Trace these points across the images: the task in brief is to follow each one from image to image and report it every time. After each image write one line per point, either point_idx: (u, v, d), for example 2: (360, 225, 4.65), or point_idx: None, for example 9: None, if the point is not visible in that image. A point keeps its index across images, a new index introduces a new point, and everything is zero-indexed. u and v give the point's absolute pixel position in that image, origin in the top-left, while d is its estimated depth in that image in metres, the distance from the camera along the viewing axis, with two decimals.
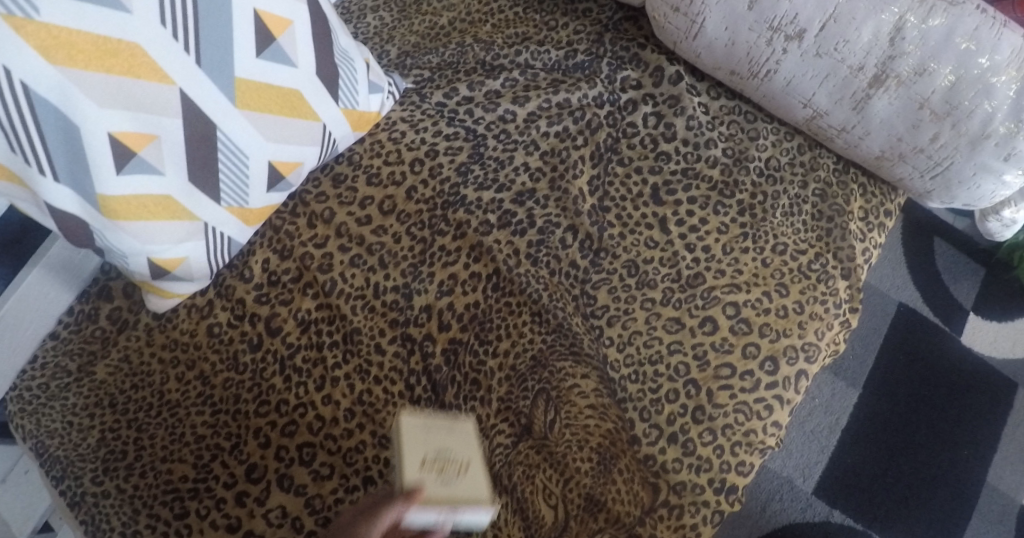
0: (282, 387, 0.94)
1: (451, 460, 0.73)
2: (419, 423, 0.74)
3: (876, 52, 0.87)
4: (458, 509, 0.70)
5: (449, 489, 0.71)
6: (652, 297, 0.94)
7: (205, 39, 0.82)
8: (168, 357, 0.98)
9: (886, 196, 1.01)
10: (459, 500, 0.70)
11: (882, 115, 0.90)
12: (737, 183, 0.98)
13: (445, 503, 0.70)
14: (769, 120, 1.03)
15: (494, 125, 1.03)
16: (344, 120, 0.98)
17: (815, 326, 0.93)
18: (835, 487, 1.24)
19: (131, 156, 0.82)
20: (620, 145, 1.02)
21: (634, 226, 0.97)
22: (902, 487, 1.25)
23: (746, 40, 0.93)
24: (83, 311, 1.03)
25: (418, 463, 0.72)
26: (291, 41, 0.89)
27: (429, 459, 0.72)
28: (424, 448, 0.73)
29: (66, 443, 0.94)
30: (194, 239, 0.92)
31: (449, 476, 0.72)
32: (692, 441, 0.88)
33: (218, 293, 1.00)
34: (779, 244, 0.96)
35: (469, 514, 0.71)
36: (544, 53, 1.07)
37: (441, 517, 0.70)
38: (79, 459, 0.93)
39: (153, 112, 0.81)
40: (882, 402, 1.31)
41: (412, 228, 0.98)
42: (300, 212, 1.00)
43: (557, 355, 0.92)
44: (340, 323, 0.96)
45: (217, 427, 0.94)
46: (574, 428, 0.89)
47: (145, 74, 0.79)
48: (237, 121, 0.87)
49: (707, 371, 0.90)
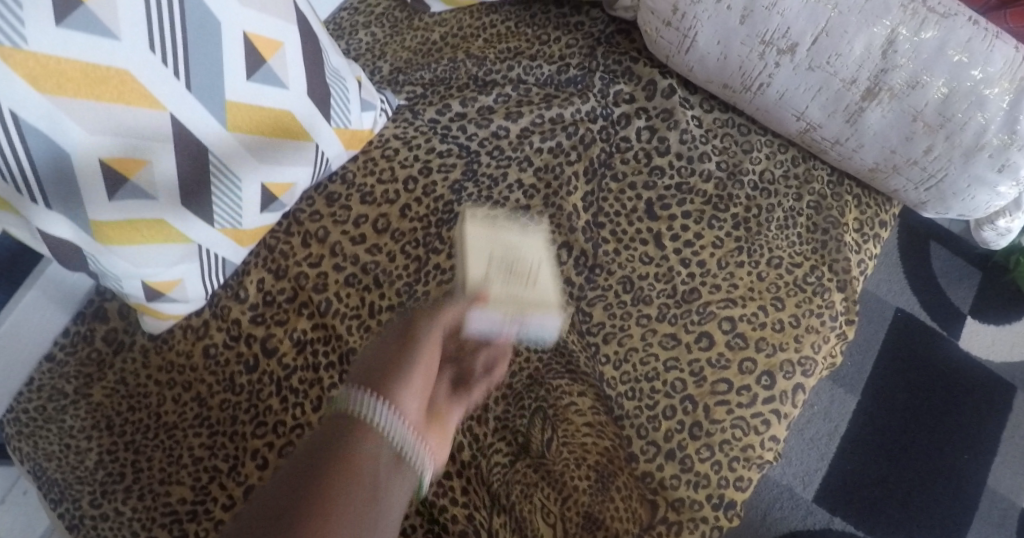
0: (279, 408, 0.94)
1: (518, 261, 0.82)
2: (484, 225, 0.84)
3: (869, 65, 0.87)
4: (526, 315, 0.80)
5: (518, 294, 0.81)
6: (647, 313, 0.94)
7: (194, 63, 0.81)
8: (164, 379, 0.98)
9: (881, 207, 1.01)
10: (527, 306, 0.81)
11: (876, 127, 0.90)
12: (731, 197, 0.98)
13: (513, 312, 0.80)
14: (763, 133, 1.03)
15: (487, 142, 1.03)
16: (336, 139, 0.98)
17: (811, 339, 0.92)
18: (836, 495, 1.24)
19: (123, 182, 0.82)
20: (614, 160, 1.01)
21: (629, 241, 0.97)
22: (902, 493, 1.25)
23: (738, 54, 0.93)
24: (79, 333, 1.02)
25: (488, 266, 0.81)
26: (282, 63, 0.88)
27: (498, 262, 0.82)
28: (493, 248, 0.83)
29: (64, 466, 0.95)
30: (189, 261, 0.92)
31: (519, 280, 0.81)
32: (689, 457, 0.88)
33: (213, 314, 0.99)
34: (774, 259, 0.96)
35: (537, 319, 0.81)
36: (536, 68, 1.07)
37: (508, 323, 0.80)
38: (77, 482, 0.94)
39: (144, 137, 0.81)
40: (881, 408, 1.30)
41: (406, 246, 0.98)
42: (294, 231, 1.00)
43: (554, 374, 0.92)
44: (336, 343, 0.96)
45: (214, 449, 0.94)
46: (572, 446, 0.89)
47: (136, 100, 0.79)
48: (228, 144, 0.87)
49: (703, 387, 0.90)
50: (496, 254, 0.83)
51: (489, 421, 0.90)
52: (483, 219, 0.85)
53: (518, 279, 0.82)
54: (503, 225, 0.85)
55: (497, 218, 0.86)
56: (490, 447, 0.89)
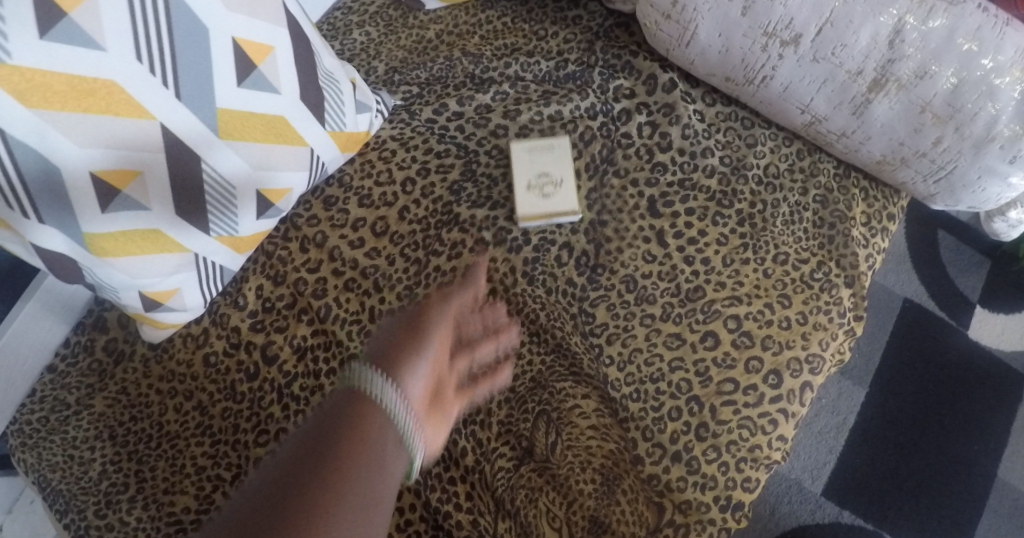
0: (281, 415, 0.93)
1: (548, 177, 0.96)
2: (525, 149, 0.98)
3: (876, 56, 0.84)
4: (553, 219, 0.95)
5: (546, 204, 0.95)
6: (651, 313, 0.92)
7: (183, 71, 0.80)
8: (166, 388, 0.97)
9: (889, 199, 0.99)
10: (554, 214, 0.95)
11: (882, 119, 0.88)
12: (735, 193, 0.96)
13: (543, 218, 0.95)
14: (767, 125, 1.00)
15: (485, 141, 1.02)
16: (332, 143, 0.96)
17: (819, 336, 0.91)
18: (847, 488, 1.23)
19: (116, 194, 0.81)
20: (616, 155, 0.99)
21: (631, 239, 0.95)
22: (912, 485, 1.24)
23: (740, 46, 0.90)
24: (80, 343, 1.02)
25: (524, 177, 0.96)
26: (274, 68, 0.87)
27: (532, 175, 0.96)
28: (528, 166, 0.96)
29: (68, 477, 0.94)
30: (186, 270, 0.91)
31: (548, 191, 0.95)
32: (696, 459, 0.87)
33: (212, 321, 0.98)
34: (779, 255, 0.94)
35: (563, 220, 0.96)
36: (534, 64, 1.05)
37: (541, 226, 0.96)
38: (82, 492, 0.93)
39: (134, 149, 0.80)
40: (890, 400, 1.29)
41: (406, 249, 0.97)
42: (292, 236, 0.99)
43: (557, 376, 0.91)
44: (336, 349, 0.95)
45: (217, 458, 0.93)
46: (577, 449, 0.88)
47: (124, 111, 0.78)
48: (222, 151, 0.86)
49: (709, 387, 0.89)
50: (535, 166, 0.96)
51: (492, 425, 0.89)
52: (528, 145, 0.97)
53: (549, 185, 0.95)
54: (548, 152, 0.97)
55: (548, 146, 0.98)
56: (494, 451, 0.88)
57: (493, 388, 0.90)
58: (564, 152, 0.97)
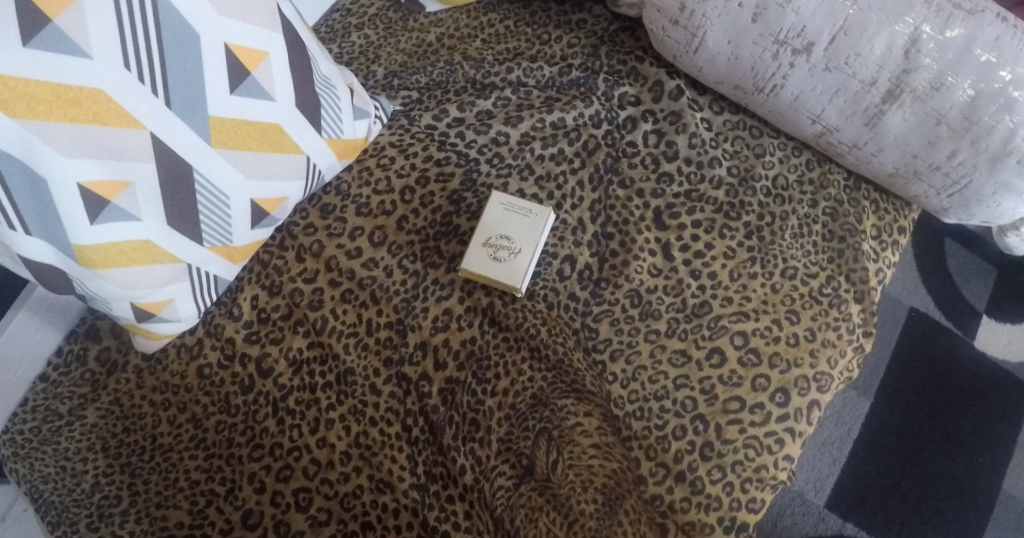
0: (276, 430, 0.91)
1: (508, 244, 0.92)
2: (502, 204, 0.93)
3: (890, 65, 0.81)
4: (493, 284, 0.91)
5: (492, 268, 0.91)
6: (656, 329, 0.90)
7: (173, 79, 0.78)
8: (159, 400, 0.95)
9: (901, 212, 0.96)
10: (495, 280, 0.91)
11: (896, 131, 0.85)
12: (743, 204, 0.94)
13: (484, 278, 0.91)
14: (776, 135, 0.97)
15: (486, 148, 0.99)
16: (328, 151, 0.94)
17: (827, 354, 0.88)
18: (849, 499, 1.20)
19: (105, 204, 0.79)
20: (621, 164, 0.97)
21: (638, 250, 0.93)
22: (915, 498, 1.21)
23: (750, 54, 0.88)
24: (72, 352, 0.99)
25: (485, 237, 0.92)
26: (268, 74, 0.84)
27: (494, 237, 0.92)
28: (496, 225, 0.93)
29: (60, 489, 0.91)
30: (179, 281, 0.88)
31: (499, 257, 0.91)
32: (700, 479, 0.84)
33: (207, 332, 0.95)
34: (788, 269, 0.91)
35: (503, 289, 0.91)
36: (537, 70, 1.02)
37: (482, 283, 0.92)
38: (74, 505, 0.90)
39: (123, 158, 0.78)
40: (896, 410, 1.26)
41: (404, 260, 0.95)
42: (288, 246, 0.97)
43: (559, 393, 0.88)
44: (333, 363, 0.92)
45: (211, 472, 0.90)
46: (578, 469, 0.85)
47: (112, 120, 0.76)
48: (213, 161, 0.84)
49: (715, 406, 0.86)
50: (502, 227, 0.92)
51: (492, 443, 0.87)
52: (507, 199, 0.93)
53: (505, 249, 0.91)
54: (523, 217, 0.93)
55: (527, 211, 0.93)
56: (493, 470, 0.86)
57: (493, 404, 0.88)
58: (538, 223, 0.92)
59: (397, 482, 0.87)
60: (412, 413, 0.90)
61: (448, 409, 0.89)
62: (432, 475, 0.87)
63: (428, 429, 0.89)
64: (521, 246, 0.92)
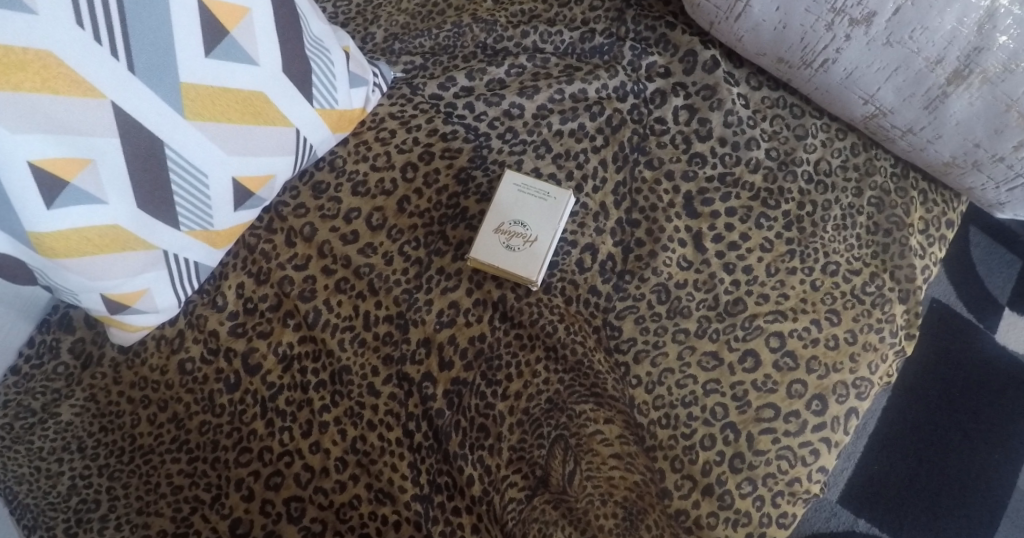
0: (264, 433, 0.82)
1: (522, 232, 0.83)
2: (515, 187, 0.85)
3: (960, 42, 0.73)
4: (507, 274, 0.82)
5: (504, 257, 0.82)
6: (685, 328, 0.82)
7: (137, 40, 0.68)
8: (138, 397, 0.86)
9: (949, 204, 0.88)
10: (509, 270, 0.82)
11: (960, 116, 0.77)
12: (782, 191, 0.86)
13: (496, 268, 0.82)
14: (819, 115, 0.89)
15: (498, 122, 0.90)
16: (321, 123, 0.83)
17: (868, 358, 0.81)
18: (861, 493, 1.11)
19: (63, 186, 0.69)
20: (649, 143, 0.89)
21: (667, 241, 0.85)
22: (929, 494, 1.11)
23: (801, 23, 0.79)
24: (44, 343, 0.89)
25: (497, 224, 0.83)
26: (249, 33, 0.73)
27: (505, 224, 0.83)
28: (507, 211, 0.84)
29: (35, 491, 0.83)
30: (153, 269, 0.79)
31: (513, 246, 0.83)
32: (730, 493, 0.77)
33: (188, 323, 0.86)
34: (830, 264, 0.84)
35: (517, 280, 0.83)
36: (555, 34, 0.94)
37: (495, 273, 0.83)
38: (50, 508, 0.82)
39: (82, 132, 0.68)
40: (913, 402, 1.16)
41: (405, 246, 0.86)
42: (278, 228, 0.87)
43: (577, 397, 0.81)
44: (327, 360, 0.84)
45: (195, 477, 0.83)
46: (597, 481, 0.78)
47: (65, 88, 0.65)
48: (188, 134, 0.73)
49: (747, 413, 0.79)
50: (515, 211, 0.84)
51: (502, 452, 0.79)
52: (522, 180, 0.85)
53: (519, 237, 0.83)
54: (540, 201, 0.84)
55: (544, 194, 0.84)
56: (504, 480, 0.79)
57: (504, 408, 0.80)
58: (557, 207, 0.84)
59: (398, 493, 0.79)
60: (414, 417, 0.81)
61: (454, 413, 0.81)
62: (437, 485, 0.80)
63: (432, 435, 0.81)
64: (538, 233, 0.83)
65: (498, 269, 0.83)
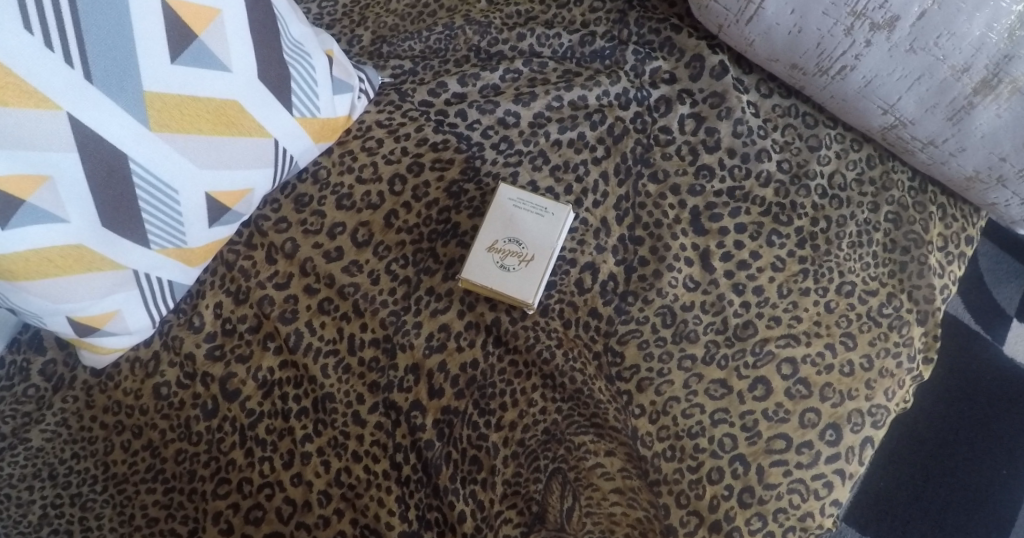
0: (243, 463, 0.77)
1: (518, 253, 0.78)
2: (511, 202, 0.80)
3: (988, 49, 0.68)
4: (501, 295, 0.77)
5: (498, 278, 0.77)
6: (692, 354, 0.77)
7: (94, 46, 0.62)
8: (111, 422, 0.80)
9: (969, 219, 0.83)
10: (503, 291, 0.77)
11: (986, 128, 0.72)
12: (795, 206, 0.81)
13: (490, 289, 0.77)
14: (833, 124, 0.84)
15: (492, 130, 0.85)
16: (303, 133, 0.78)
17: (884, 385, 0.75)
18: (867, 512, 1.04)
19: (19, 204, 0.63)
20: (653, 154, 0.84)
21: (672, 260, 0.79)
22: (937, 509, 1.04)
23: (819, 27, 0.73)
24: (15, 364, 0.82)
25: (490, 243, 0.78)
26: (220, 37, 0.68)
27: (499, 243, 0.78)
28: (501, 230, 0.79)
29: (5, 520, 0.77)
30: (123, 289, 0.73)
31: (508, 267, 0.77)
32: (738, 530, 0.71)
33: (164, 345, 0.81)
34: (845, 284, 0.78)
35: (513, 302, 0.77)
36: (554, 37, 0.88)
37: (488, 294, 0.78)
38: None
39: (37, 146, 0.62)
40: (917, 416, 1.09)
41: (393, 264, 0.80)
42: (257, 244, 0.82)
43: (576, 428, 0.77)
44: (309, 386, 0.78)
45: (172, 509, 0.77)
46: (597, 517, 0.74)
47: (15, 99, 0.60)
48: (155, 147, 0.68)
49: (757, 445, 0.73)
50: (511, 228, 0.79)
51: (497, 486, 0.74)
52: (517, 194, 0.80)
53: (514, 256, 0.78)
54: (538, 217, 0.79)
55: (541, 209, 0.79)
56: (497, 516, 0.74)
57: (498, 439, 0.76)
58: (555, 224, 0.79)
59: (384, 530, 0.74)
60: (401, 448, 0.76)
61: (445, 445, 0.76)
62: (426, 521, 0.75)
63: (421, 467, 0.76)
64: (534, 254, 0.78)
65: (492, 291, 0.77)
